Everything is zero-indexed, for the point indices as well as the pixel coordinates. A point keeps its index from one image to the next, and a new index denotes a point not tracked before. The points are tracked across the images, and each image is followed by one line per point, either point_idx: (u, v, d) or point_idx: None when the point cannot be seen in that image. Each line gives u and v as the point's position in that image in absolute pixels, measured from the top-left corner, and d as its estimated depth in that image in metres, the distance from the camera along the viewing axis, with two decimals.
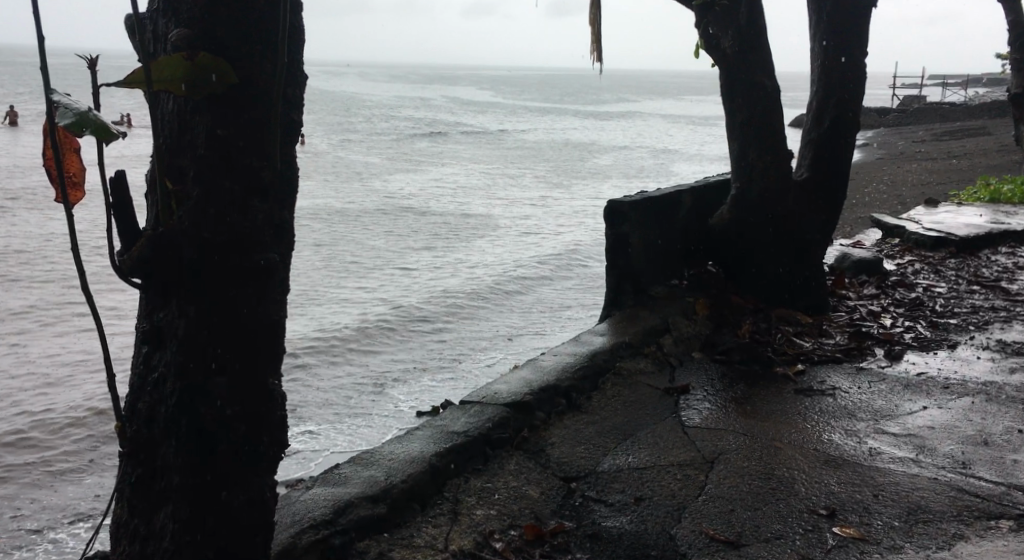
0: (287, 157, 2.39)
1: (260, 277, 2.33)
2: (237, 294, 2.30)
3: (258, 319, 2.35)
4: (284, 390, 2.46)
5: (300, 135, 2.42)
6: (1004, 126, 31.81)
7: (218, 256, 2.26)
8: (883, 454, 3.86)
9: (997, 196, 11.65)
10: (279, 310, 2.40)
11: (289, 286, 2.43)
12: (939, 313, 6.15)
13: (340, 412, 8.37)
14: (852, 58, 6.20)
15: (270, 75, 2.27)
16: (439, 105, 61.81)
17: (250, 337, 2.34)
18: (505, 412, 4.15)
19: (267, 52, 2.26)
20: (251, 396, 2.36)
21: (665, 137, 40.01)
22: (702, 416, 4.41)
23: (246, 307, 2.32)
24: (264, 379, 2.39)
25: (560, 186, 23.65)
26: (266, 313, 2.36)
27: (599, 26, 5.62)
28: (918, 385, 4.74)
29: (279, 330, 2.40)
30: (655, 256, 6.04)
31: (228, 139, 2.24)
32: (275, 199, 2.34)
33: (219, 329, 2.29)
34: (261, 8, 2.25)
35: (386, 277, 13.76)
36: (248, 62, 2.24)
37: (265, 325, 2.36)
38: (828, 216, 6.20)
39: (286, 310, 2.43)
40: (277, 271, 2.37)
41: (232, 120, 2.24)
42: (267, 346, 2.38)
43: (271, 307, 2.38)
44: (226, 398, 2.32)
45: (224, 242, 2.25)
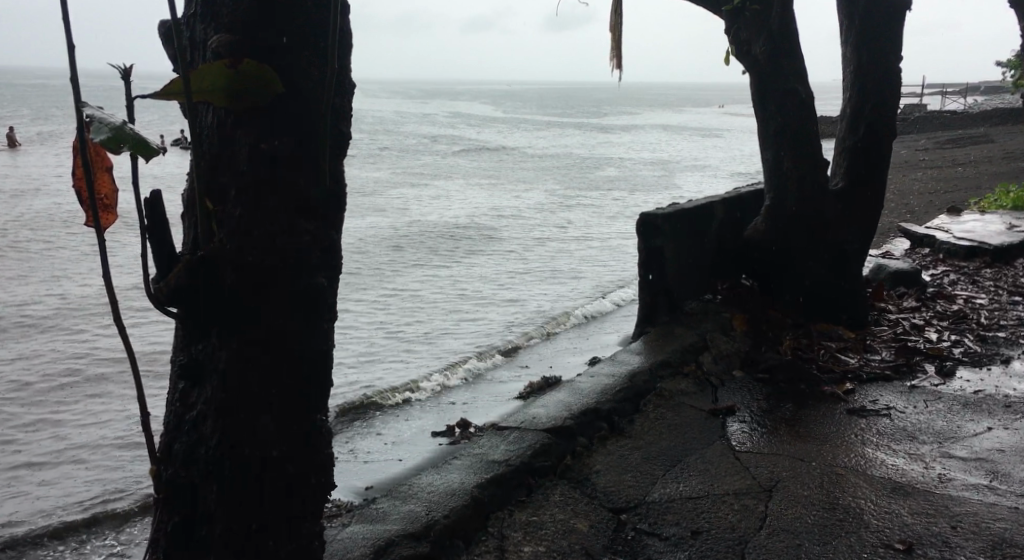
0: (335, 171, 2.18)
1: (307, 302, 2.12)
2: (282, 323, 2.09)
3: (304, 349, 2.13)
4: (331, 427, 2.24)
5: (346, 149, 2.21)
6: (1009, 133, 31.69)
7: (261, 281, 2.05)
8: (955, 481, 3.65)
9: (1019, 201, 11.43)
10: (328, 337, 2.19)
11: (336, 314, 2.21)
12: (986, 325, 5.93)
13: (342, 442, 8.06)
14: (888, 60, 5.93)
15: (319, 84, 2.08)
16: (439, 121, 61.90)
17: (298, 372, 2.13)
18: (547, 438, 3.89)
19: (314, 59, 2.07)
20: (298, 434, 2.14)
21: (665, 149, 39.88)
22: (752, 439, 4.16)
23: (293, 340, 2.11)
24: (312, 414, 2.18)
25: (564, 199, 23.49)
26: (314, 342, 2.15)
27: (619, 33, 5.43)
28: (978, 405, 4.52)
29: (327, 361, 2.19)
30: (687, 269, 5.82)
31: (275, 153, 2.05)
32: (324, 218, 2.14)
33: (264, 364, 2.08)
34: (309, 8, 2.05)
35: (395, 295, 13.52)
36: (297, 72, 2.05)
37: (312, 355, 2.15)
38: (867, 224, 5.95)
39: (333, 339, 2.21)
40: (325, 296, 2.17)
41: (278, 133, 2.04)
42: (315, 379, 2.17)
43: (317, 335, 2.16)
44: (273, 436, 2.10)
45: (270, 266, 2.05)
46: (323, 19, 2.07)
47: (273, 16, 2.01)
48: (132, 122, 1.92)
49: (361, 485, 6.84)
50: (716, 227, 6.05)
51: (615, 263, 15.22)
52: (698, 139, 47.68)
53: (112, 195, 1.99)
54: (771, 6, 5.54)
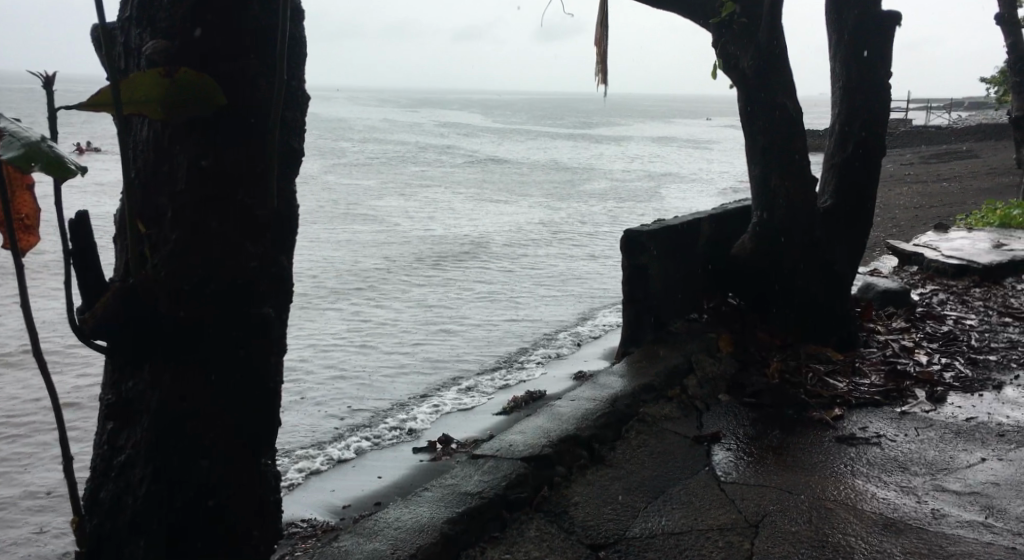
0: (285, 191, 2.01)
1: (251, 336, 1.94)
2: (224, 356, 1.91)
3: (248, 387, 1.96)
4: (275, 472, 2.06)
5: (296, 167, 2.03)
6: (993, 149, 31.71)
7: (200, 313, 1.87)
8: (949, 517, 3.49)
9: (1007, 219, 11.32)
10: (273, 375, 2.01)
11: (285, 347, 2.03)
12: (977, 348, 5.79)
13: (289, 461, 7.73)
14: (877, 76, 5.79)
15: (268, 94, 1.89)
16: (427, 128, 61.72)
17: (241, 411, 1.96)
18: (523, 468, 3.69)
19: (263, 66, 1.88)
20: (237, 479, 1.97)
21: (653, 161, 39.81)
22: (738, 468, 3.99)
23: (234, 378, 1.94)
24: (255, 457, 2.01)
25: (550, 210, 23.35)
26: (259, 379, 1.98)
27: (605, 46, 5.28)
28: (970, 433, 4.36)
29: (273, 403, 2.02)
30: (672, 286, 5.64)
31: (217, 173, 1.86)
32: (271, 242, 1.96)
33: (203, 406, 1.91)
34: (257, 13, 1.86)
35: (376, 305, 13.28)
36: (242, 83, 1.86)
37: (257, 393, 1.98)
38: (855, 243, 5.80)
39: (281, 376, 2.03)
40: (273, 327, 1.99)
41: (218, 150, 1.86)
42: (260, 419, 2.00)
43: (264, 371, 1.99)
44: (210, 482, 1.94)
45: (208, 296, 1.87)
46: (273, 23, 1.89)
47: (217, 19, 1.83)
48: (53, 137, 1.74)
49: (341, 503, 6.62)
50: (701, 245, 5.89)
51: (600, 276, 15.04)
52: (687, 151, 47.65)
53: (33, 215, 1.84)
54: (760, 19, 5.40)
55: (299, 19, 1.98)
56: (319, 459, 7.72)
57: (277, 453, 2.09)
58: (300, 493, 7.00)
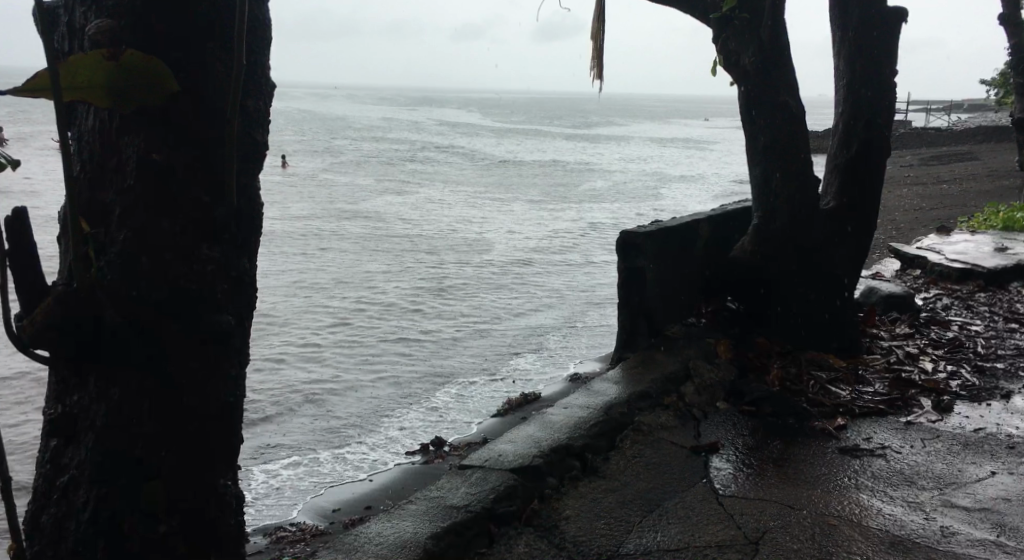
0: (242, 189, 1.86)
1: (208, 347, 1.78)
2: (177, 368, 1.75)
3: (204, 402, 1.80)
4: (235, 494, 1.91)
5: (257, 164, 1.88)
6: (991, 152, 31.56)
7: (150, 321, 1.71)
8: (960, 535, 3.32)
9: (1010, 222, 11.15)
10: (232, 387, 1.85)
11: (245, 358, 1.88)
12: (984, 356, 5.64)
13: (276, 465, 7.53)
14: (882, 74, 5.62)
15: (226, 83, 1.74)
16: (424, 126, 61.48)
17: (197, 428, 1.80)
18: (512, 480, 3.52)
19: (219, 52, 1.73)
20: (189, 501, 1.81)
21: (650, 161, 39.65)
22: (738, 481, 3.82)
23: (189, 393, 1.78)
24: (214, 479, 1.85)
25: (547, 210, 23.19)
26: (216, 393, 1.82)
27: (601, 42, 5.11)
28: (979, 446, 4.21)
29: (233, 418, 1.87)
30: (670, 289, 5.47)
31: (172, 165, 1.71)
32: (230, 243, 1.80)
33: (155, 424, 1.76)
34: None
35: (369, 304, 13.10)
36: (197, 70, 1.71)
37: (213, 409, 1.81)
38: (858, 246, 5.63)
39: (242, 389, 1.88)
40: (233, 336, 1.83)
41: (171, 144, 1.71)
42: (218, 438, 1.84)
43: (223, 385, 1.83)
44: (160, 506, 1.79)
45: (161, 304, 1.71)
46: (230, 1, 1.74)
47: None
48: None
49: (332, 507, 6.44)
50: (700, 246, 5.72)
51: (596, 277, 14.88)
52: (686, 151, 47.44)
53: None
54: (762, 15, 5.22)
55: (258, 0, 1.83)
56: (307, 463, 7.52)
57: (238, 472, 1.93)
58: (285, 499, 6.79)
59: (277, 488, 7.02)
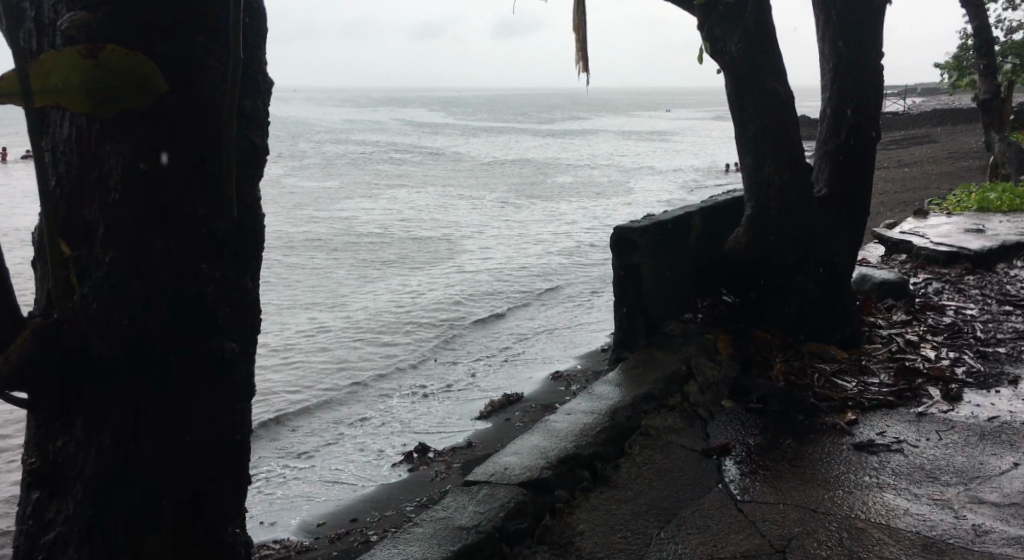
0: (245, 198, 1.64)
1: (215, 380, 1.58)
2: (179, 405, 1.55)
3: (210, 442, 1.60)
4: (242, 540, 1.73)
5: (256, 176, 1.69)
6: (950, 134, 31.97)
7: (146, 351, 1.51)
8: (993, 534, 3.22)
9: (983, 202, 11.09)
10: (241, 423, 1.66)
11: (253, 389, 1.68)
12: (984, 340, 5.54)
13: None
14: (868, 59, 5.48)
15: (221, 82, 1.54)
16: (386, 127, 61.05)
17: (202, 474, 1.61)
18: (522, 495, 3.31)
19: (214, 48, 1.53)
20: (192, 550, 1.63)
21: (615, 155, 39.69)
22: (754, 483, 3.67)
23: (193, 431, 1.57)
24: (220, 526, 1.67)
25: (516, 207, 23.09)
26: (224, 430, 1.62)
27: (584, 33, 4.90)
28: (996, 436, 4.10)
29: (242, 457, 1.68)
30: (665, 286, 5.30)
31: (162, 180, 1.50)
32: (231, 260, 1.60)
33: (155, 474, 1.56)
34: None
35: (344, 310, 12.84)
36: (190, 65, 1.50)
37: (221, 448, 1.62)
38: (853, 235, 5.50)
39: (250, 424, 1.69)
40: (239, 365, 1.63)
41: (163, 151, 1.49)
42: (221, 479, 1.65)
43: (231, 420, 1.63)
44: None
45: (158, 332, 1.51)
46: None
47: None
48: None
49: (316, 521, 6.20)
50: (692, 240, 5.56)
51: (571, 273, 14.71)
52: (648, 144, 47.60)
53: None
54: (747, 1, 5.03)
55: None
56: (258, 477, 7.23)
57: (245, 517, 1.74)
58: (264, 514, 6.55)
59: (255, 505, 6.76)
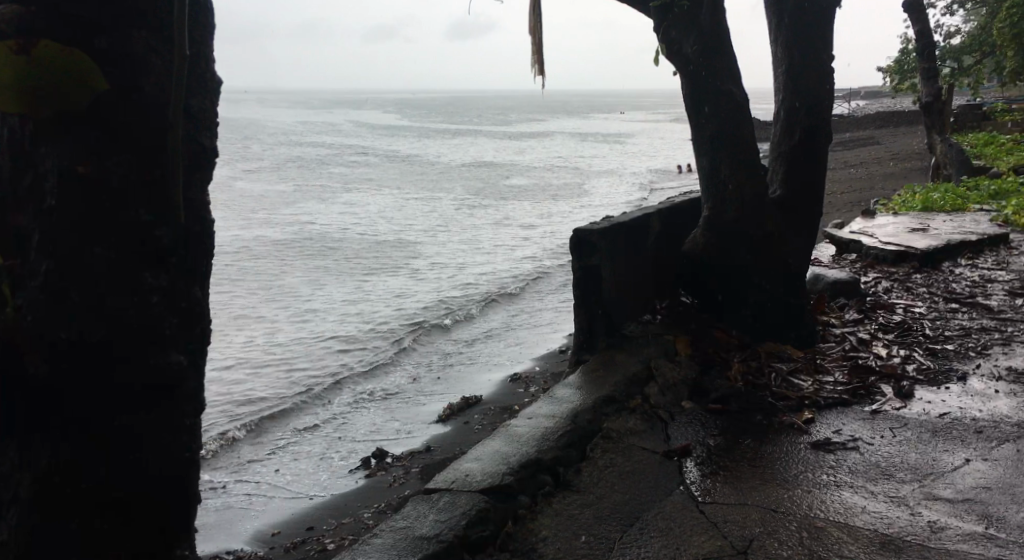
0: (196, 238, 2.06)
1: (164, 378, 2.00)
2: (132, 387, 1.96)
3: (157, 424, 2.03)
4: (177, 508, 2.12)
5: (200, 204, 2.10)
6: (895, 136, 32.55)
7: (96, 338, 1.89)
8: (949, 530, 3.26)
9: (928, 202, 11.22)
10: (187, 415, 2.10)
11: (199, 388, 2.12)
12: (934, 338, 5.63)
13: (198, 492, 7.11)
14: (820, 61, 5.53)
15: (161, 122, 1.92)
16: (337, 129, 60.39)
17: (150, 461, 2.03)
18: (483, 502, 3.27)
19: (161, 95, 1.92)
20: (141, 527, 2.05)
21: (568, 157, 39.74)
22: (714, 484, 3.67)
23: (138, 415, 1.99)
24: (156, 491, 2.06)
25: (470, 210, 22.95)
26: (172, 418, 2.05)
27: (540, 35, 4.86)
28: (947, 432, 4.16)
29: (185, 442, 2.10)
30: (625, 288, 5.30)
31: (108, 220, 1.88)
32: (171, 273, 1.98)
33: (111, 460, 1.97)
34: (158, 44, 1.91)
35: (297, 315, 12.62)
36: (140, 109, 1.89)
37: (165, 430, 2.04)
38: (807, 235, 5.55)
39: (194, 417, 2.12)
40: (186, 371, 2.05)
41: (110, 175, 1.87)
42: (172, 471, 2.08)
43: (176, 412, 2.06)
44: (113, 534, 2.01)
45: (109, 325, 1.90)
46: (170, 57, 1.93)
47: (110, 49, 1.85)
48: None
49: (269, 530, 6.08)
50: (651, 242, 5.57)
51: (527, 276, 14.69)
52: (601, 146, 47.76)
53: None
54: (701, 4, 5.06)
55: (199, 60, 2.03)
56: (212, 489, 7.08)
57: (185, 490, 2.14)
58: (216, 525, 6.39)
59: (207, 515, 6.61)
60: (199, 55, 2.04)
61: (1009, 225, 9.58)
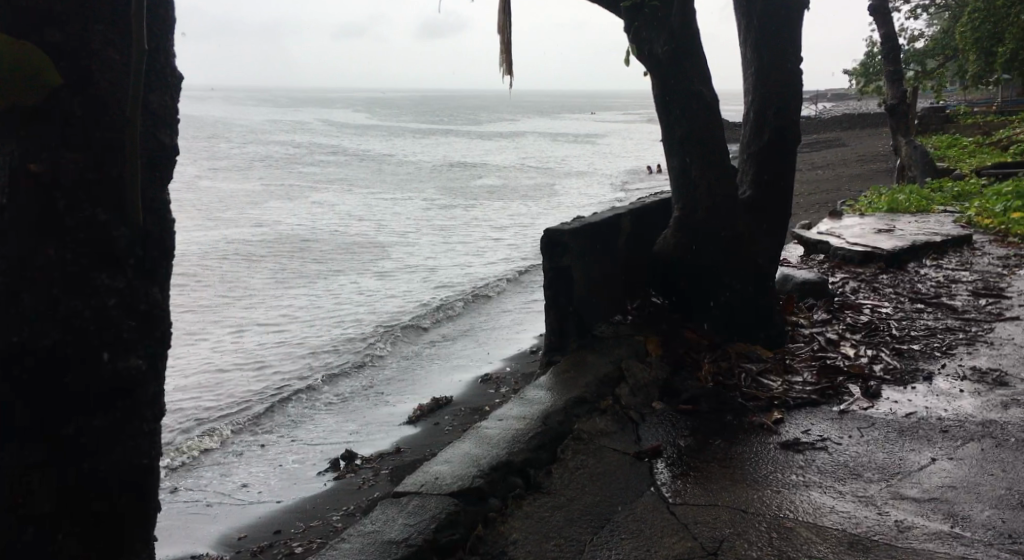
0: (157, 239, 1.89)
1: (118, 381, 1.83)
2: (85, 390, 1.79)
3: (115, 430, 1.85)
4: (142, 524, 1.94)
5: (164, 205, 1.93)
6: (859, 138, 33.05)
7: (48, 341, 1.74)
8: (915, 529, 3.29)
9: (893, 203, 11.38)
10: (146, 421, 1.91)
11: (159, 391, 1.94)
12: (900, 338, 5.68)
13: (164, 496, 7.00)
14: (788, 63, 5.57)
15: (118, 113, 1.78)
16: (306, 128, 60.06)
17: (111, 470, 1.85)
18: (453, 505, 3.24)
19: (118, 87, 1.78)
20: (105, 540, 1.87)
21: (538, 157, 39.87)
22: (684, 485, 3.68)
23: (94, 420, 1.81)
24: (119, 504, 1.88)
25: (440, 210, 22.94)
26: (130, 424, 1.87)
27: (509, 35, 4.85)
28: (914, 431, 4.20)
29: (145, 448, 1.91)
30: (596, 288, 5.30)
31: (62, 217, 1.73)
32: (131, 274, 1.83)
33: (70, 466, 1.79)
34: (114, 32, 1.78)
35: (265, 315, 12.53)
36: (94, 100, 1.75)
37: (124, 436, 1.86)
38: (777, 236, 5.58)
39: (156, 422, 1.94)
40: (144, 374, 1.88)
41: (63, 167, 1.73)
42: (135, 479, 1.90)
43: (135, 415, 1.88)
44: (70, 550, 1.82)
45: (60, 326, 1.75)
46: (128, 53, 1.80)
47: (64, 42, 1.72)
48: None
49: (236, 535, 5.99)
50: (622, 242, 5.57)
51: (497, 275, 14.70)
52: (571, 146, 47.94)
53: None
54: (671, 5, 5.07)
55: (159, 56, 1.89)
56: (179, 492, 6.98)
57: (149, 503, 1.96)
58: (180, 529, 6.29)
59: (172, 519, 6.51)
60: (158, 51, 1.89)
61: (971, 226, 9.71)
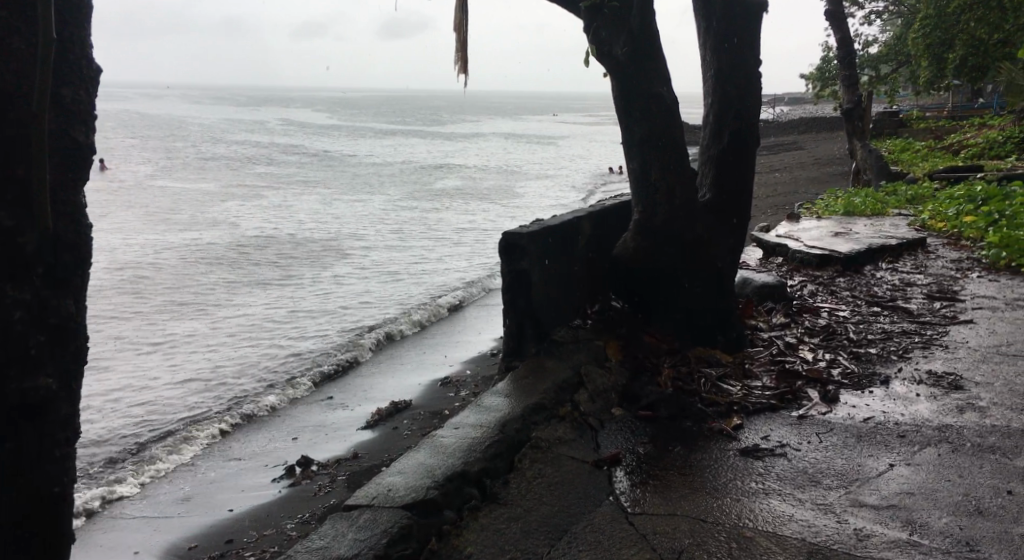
0: (69, 241, 2.13)
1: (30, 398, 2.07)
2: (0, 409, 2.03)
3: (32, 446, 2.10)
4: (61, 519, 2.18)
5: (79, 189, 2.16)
6: (816, 141, 33.47)
7: None
8: (874, 537, 3.27)
9: (848, 206, 11.49)
10: (61, 433, 2.16)
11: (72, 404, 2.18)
12: (857, 341, 5.69)
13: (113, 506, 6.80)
14: (748, 66, 5.54)
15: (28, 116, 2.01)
16: (264, 128, 59.32)
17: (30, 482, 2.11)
18: (406, 518, 3.15)
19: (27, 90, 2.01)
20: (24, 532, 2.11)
21: (498, 159, 39.81)
22: (643, 494, 3.62)
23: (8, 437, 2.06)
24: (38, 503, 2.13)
25: (400, 211, 22.77)
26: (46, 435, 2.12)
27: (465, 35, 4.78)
28: (871, 437, 4.19)
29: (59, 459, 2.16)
30: (555, 292, 5.23)
31: None
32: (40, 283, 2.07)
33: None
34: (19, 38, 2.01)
35: (220, 319, 12.29)
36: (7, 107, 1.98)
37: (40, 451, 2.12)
38: (735, 238, 5.56)
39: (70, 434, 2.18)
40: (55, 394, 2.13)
41: None
42: (54, 499, 2.16)
43: (50, 429, 2.13)
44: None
45: None
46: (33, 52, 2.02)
47: None
48: None
49: (186, 545, 5.81)
50: (582, 245, 5.51)
51: (457, 277, 14.60)
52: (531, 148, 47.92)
53: None
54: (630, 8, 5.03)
55: (68, 51, 2.12)
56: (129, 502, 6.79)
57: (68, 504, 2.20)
58: (129, 541, 6.10)
59: (120, 530, 6.32)
60: (67, 48, 2.12)
61: (926, 229, 9.82)
